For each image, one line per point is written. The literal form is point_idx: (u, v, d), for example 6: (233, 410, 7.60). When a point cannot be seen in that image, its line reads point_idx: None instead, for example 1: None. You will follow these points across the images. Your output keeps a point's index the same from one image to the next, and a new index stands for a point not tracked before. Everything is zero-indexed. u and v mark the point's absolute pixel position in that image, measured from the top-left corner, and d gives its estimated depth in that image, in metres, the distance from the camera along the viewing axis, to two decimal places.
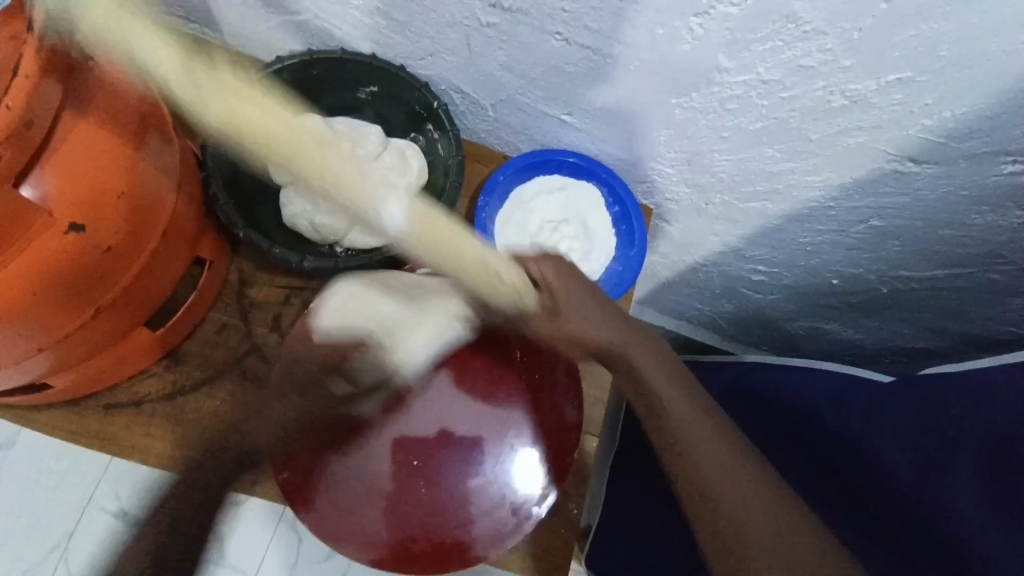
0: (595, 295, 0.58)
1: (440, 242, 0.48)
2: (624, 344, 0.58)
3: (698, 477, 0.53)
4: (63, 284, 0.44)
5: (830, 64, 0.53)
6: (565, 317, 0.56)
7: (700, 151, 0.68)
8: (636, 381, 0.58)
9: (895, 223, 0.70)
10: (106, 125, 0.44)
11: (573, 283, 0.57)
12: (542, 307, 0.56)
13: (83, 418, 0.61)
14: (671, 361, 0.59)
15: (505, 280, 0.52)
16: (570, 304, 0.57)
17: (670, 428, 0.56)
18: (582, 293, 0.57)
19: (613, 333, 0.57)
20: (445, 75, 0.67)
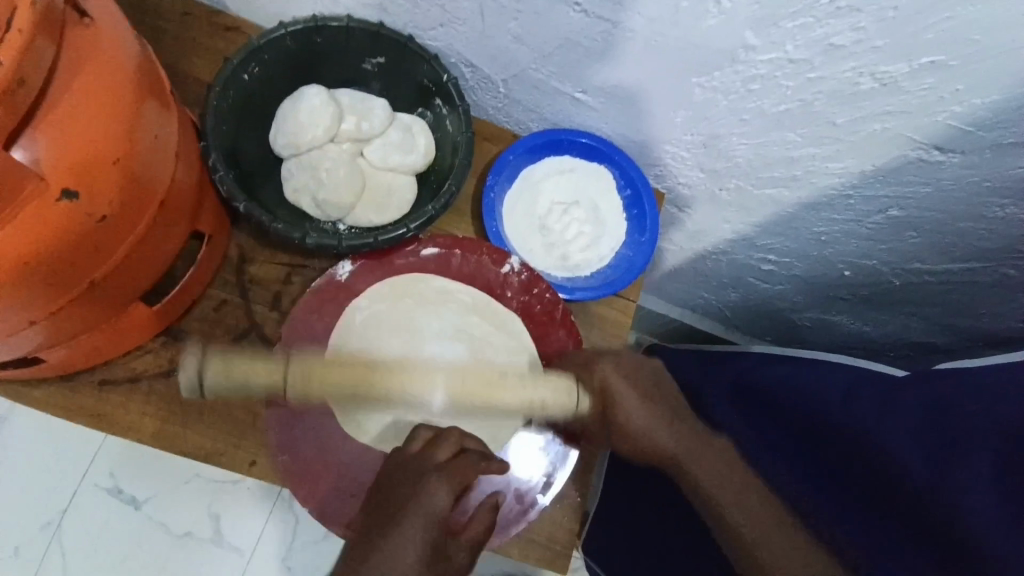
0: (641, 387, 0.61)
1: (479, 393, 0.57)
2: (672, 426, 0.60)
3: (737, 529, 0.56)
4: (59, 254, 0.42)
5: (861, 44, 0.51)
6: (622, 420, 0.59)
7: (719, 133, 0.65)
8: (699, 483, 0.58)
9: (914, 214, 0.68)
10: (104, 88, 0.42)
11: (627, 384, 0.60)
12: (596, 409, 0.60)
13: (77, 395, 0.59)
14: (733, 460, 0.60)
15: (548, 404, 0.57)
16: (620, 399, 0.60)
17: (708, 491, 0.58)
18: (635, 394, 0.60)
19: (680, 438, 0.59)
20: (456, 48, 0.64)
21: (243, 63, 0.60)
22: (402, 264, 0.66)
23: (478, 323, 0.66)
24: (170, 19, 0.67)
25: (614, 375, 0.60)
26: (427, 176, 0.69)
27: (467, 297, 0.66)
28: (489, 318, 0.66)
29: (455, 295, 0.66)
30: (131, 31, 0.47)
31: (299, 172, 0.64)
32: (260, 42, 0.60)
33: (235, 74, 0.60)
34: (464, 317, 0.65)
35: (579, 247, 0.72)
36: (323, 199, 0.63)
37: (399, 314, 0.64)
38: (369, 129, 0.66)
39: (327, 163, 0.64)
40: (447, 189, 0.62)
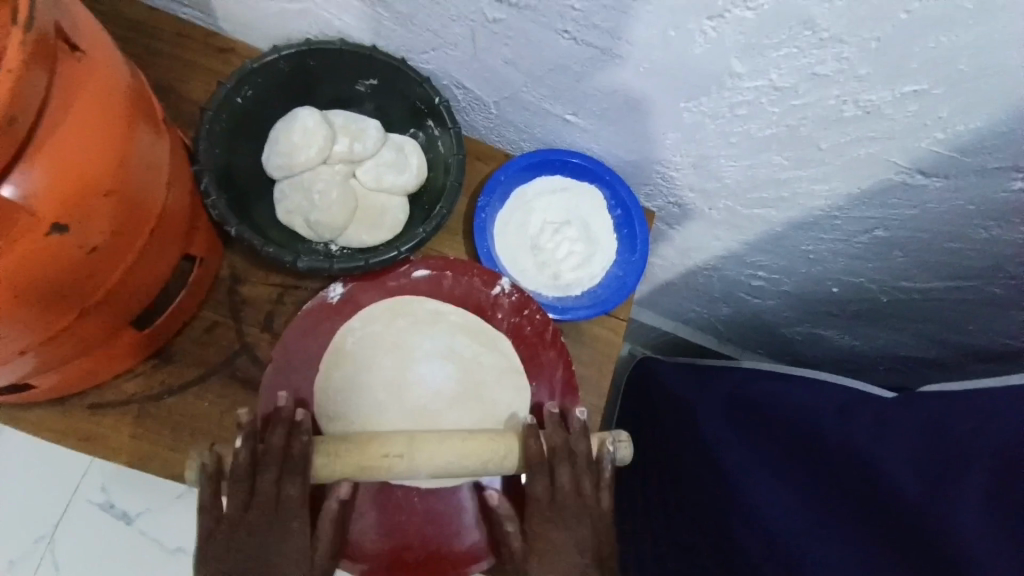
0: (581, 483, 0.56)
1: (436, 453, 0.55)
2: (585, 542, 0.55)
3: None
4: (51, 285, 0.42)
5: (845, 73, 0.52)
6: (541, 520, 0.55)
7: (707, 155, 0.66)
8: None
9: (900, 234, 0.69)
10: (94, 121, 0.42)
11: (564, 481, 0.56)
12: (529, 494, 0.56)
13: (70, 419, 0.60)
14: None
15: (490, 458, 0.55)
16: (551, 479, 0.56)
17: None
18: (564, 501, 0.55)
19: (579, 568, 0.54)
20: (447, 70, 0.65)
21: (236, 87, 0.60)
22: (394, 285, 0.66)
23: (467, 343, 0.66)
24: (163, 40, 0.67)
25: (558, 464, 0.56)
26: (419, 196, 0.69)
27: (461, 321, 0.66)
28: (480, 343, 0.66)
29: (445, 316, 0.66)
30: (122, 58, 0.47)
31: (291, 193, 0.65)
32: (253, 65, 0.60)
33: (228, 98, 0.60)
34: (456, 336, 0.66)
35: (570, 266, 0.72)
36: (315, 220, 0.63)
37: (392, 336, 0.65)
38: (361, 150, 0.66)
39: (319, 184, 0.65)
40: (439, 211, 0.62)
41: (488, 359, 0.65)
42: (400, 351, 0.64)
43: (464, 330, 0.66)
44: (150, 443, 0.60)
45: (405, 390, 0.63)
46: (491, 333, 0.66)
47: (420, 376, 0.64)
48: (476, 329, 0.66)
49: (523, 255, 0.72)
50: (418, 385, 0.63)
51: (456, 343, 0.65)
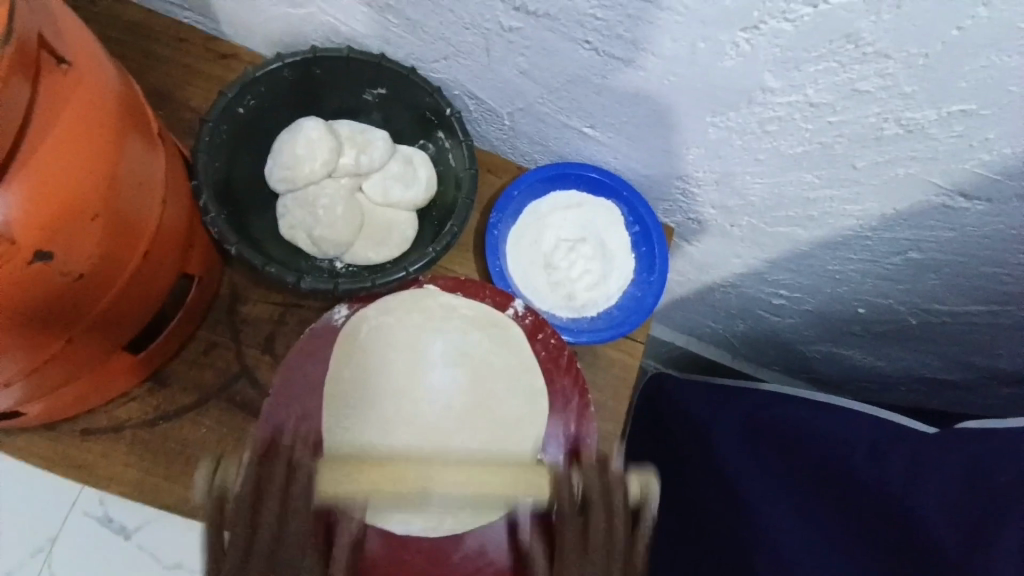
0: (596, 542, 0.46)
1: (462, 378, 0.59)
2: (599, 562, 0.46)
3: None
4: (32, 315, 0.40)
5: (889, 89, 0.48)
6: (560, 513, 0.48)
7: (732, 172, 0.63)
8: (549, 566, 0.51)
9: (935, 257, 0.65)
10: (79, 138, 0.39)
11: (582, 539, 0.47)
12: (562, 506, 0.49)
13: (60, 445, 0.57)
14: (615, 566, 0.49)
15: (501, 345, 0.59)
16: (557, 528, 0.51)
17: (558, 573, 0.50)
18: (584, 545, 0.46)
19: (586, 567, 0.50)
20: (460, 81, 0.62)
21: (238, 96, 0.57)
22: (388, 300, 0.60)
23: (473, 337, 0.60)
24: (164, 48, 0.65)
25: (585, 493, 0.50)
26: (428, 210, 0.66)
27: (462, 321, 0.60)
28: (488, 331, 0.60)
29: (457, 310, 0.60)
30: (115, 71, 0.44)
31: (294, 207, 0.62)
32: (257, 74, 0.58)
33: (230, 108, 0.57)
34: (455, 342, 0.60)
35: (585, 284, 0.69)
36: (320, 236, 0.60)
37: (403, 333, 0.59)
38: (368, 162, 0.63)
39: (324, 198, 0.62)
40: (449, 229, 0.59)
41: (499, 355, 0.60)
42: (409, 349, 0.59)
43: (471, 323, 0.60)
44: (143, 472, 0.57)
45: (409, 400, 0.58)
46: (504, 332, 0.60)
47: (427, 384, 0.58)
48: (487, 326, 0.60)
49: (524, 247, 0.69)
50: (425, 395, 0.58)
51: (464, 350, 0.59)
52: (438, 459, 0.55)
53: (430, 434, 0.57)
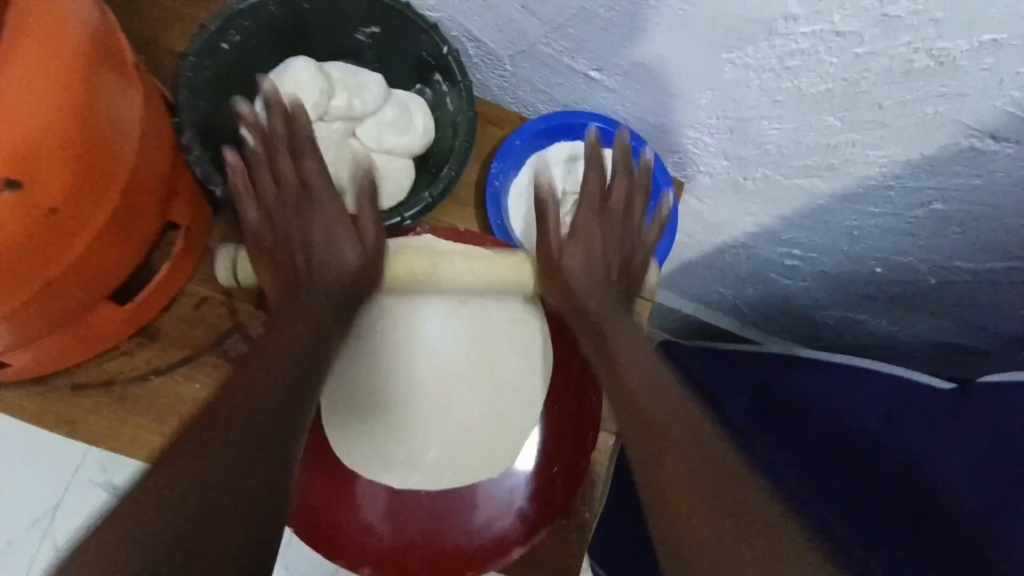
0: (597, 245, 0.59)
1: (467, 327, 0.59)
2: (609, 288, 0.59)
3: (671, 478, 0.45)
4: (4, 252, 0.37)
5: (920, 15, 0.45)
6: (573, 244, 0.59)
7: (746, 117, 0.59)
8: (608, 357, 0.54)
9: (960, 209, 0.62)
10: (47, 59, 0.36)
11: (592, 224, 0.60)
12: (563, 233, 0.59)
13: (48, 401, 0.56)
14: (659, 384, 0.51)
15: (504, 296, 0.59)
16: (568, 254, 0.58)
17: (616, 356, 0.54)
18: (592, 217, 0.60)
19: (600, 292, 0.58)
20: (459, 20, 0.59)
21: (223, 32, 0.54)
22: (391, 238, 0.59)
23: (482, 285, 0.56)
24: None
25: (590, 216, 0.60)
26: (426, 160, 0.63)
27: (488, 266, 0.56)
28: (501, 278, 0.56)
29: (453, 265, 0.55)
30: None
31: None
32: (240, 8, 0.54)
33: (214, 44, 0.54)
34: (460, 300, 0.59)
35: None
36: None
37: (400, 286, 0.58)
38: (362, 106, 0.60)
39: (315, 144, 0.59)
40: (445, 175, 0.56)
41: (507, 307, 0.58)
42: (408, 302, 0.58)
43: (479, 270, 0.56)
44: (134, 428, 0.56)
45: (410, 353, 0.58)
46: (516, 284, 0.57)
47: (432, 339, 0.58)
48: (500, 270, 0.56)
49: (528, 200, 0.66)
50: (426, 349, 0.58)
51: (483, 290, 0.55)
52: (449, 395, 0.58)
53: (432, 388, 0.58)
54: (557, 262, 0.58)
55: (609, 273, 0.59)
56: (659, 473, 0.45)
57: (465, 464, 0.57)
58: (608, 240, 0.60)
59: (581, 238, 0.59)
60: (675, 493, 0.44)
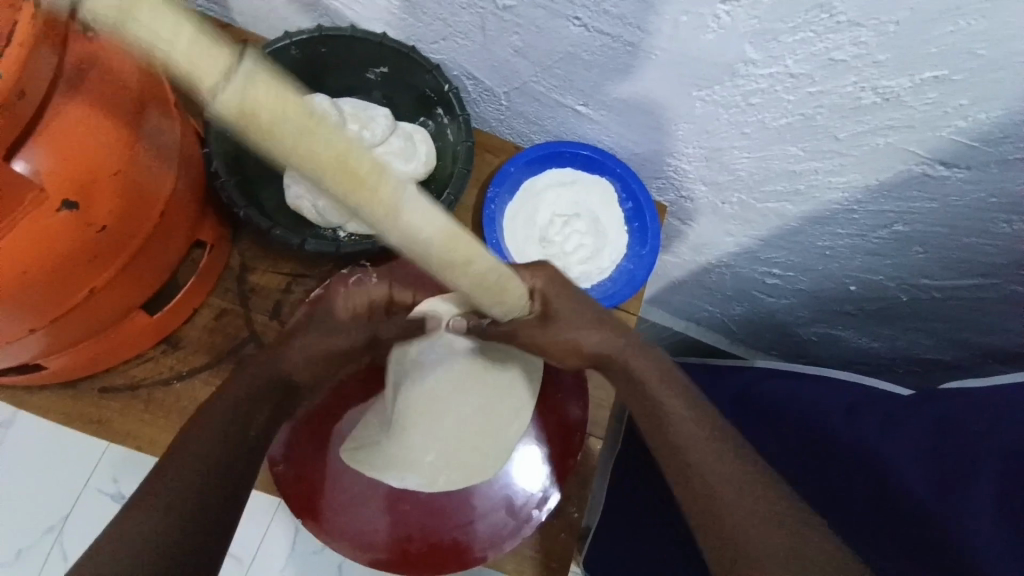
0: (594, 309, 0.55)
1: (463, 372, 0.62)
2: (626, 340, 0.55)
3: (681, 455, 0.50)
4: (56, 264, 0.43)
5: (863, 58, 0.50)
6: (554, 323, 0.53)
7: (720, 147, 0.65)
8: (595, 358, 0.55)
9: (919, 229, 0.67)
10: (101, 99, 0.42)
11: (560, 286, 0.53)
12: (533, 314, 0.52)
13: (80, 402, 0.61)
14: (667, 363, 0.55)
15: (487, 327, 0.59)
16: (565, 326, 0.53)
17: (623, 366, 0.54)
18: (572, 297, 0.54)
19: (603, 335, 0.54)
20: (458, 61, 0.65)
21: None
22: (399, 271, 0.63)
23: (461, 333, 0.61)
24: None
25: (548, 282, 0.53)
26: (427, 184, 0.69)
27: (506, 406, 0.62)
28: (459, 258, 0.38)
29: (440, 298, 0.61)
30: None
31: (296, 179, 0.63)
32: (264, 51, 0.61)
33: None
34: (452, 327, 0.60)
35: (579, 258, 0.72)
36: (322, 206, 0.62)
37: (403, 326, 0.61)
38: (370, 137, 0.65)
39: None
40: (445, 198, 0.61)
41: (481, 287, 0.42)
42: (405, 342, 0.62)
43: (320, 121, 0.30)
44: (156, 427, 0.61)
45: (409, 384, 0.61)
46: (445, 223, 0.36)
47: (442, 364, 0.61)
48: (494, 284, 0.43)
49: (523, 217, 0.72)
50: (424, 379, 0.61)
51: (430, 242, 0.35)
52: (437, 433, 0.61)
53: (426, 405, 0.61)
54: (541, 350, 0.55)
55: (610, 333, 0.55)
56: (681, 460, 0.50)
57: (457, 469, 0.60)
58: (591, 304, 0.54)
59: (557, 290, 0.53)
60: (713, 483, 0.49)
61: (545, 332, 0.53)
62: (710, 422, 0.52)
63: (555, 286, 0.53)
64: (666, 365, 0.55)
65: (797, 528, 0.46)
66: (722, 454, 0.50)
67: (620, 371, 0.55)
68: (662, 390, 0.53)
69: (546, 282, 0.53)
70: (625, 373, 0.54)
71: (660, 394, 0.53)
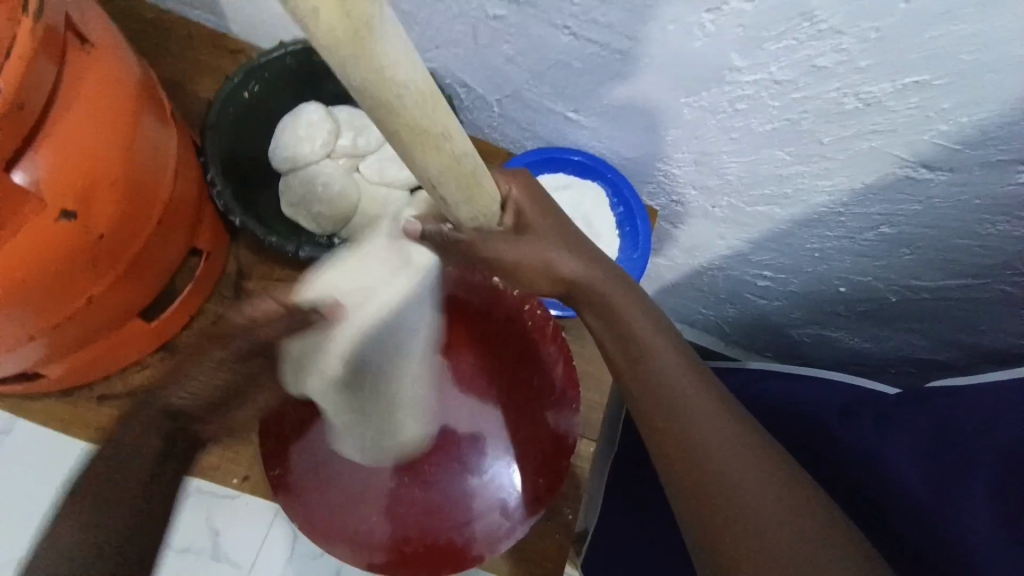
0: (562, 221, 0.53)
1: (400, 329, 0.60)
2: (595, 257, 0.54)
3: (686, 448, 0.49)
4: (56, 271, 0.44)
5: (846, 65, 0.52)
6: (525, 237, 0.51)
7: (708, 152, 0.66)
8: (562, 279, 0.54)
9: (906, 230, 0.69)
10: (99, 108, 0.43)
11: (536, 200, 0.52)
12: (504, 225, 0.50)
13: (78, 408, 0.62)
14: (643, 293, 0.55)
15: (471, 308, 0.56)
16: (536, 241, 0.51)
17: (590, 288, 0.54)
18: (547, 211, 0.52)
19: (575, 254, 0.53)
20: (451, 69, 0.66)
21: (244, 81, 0.62)
22: None
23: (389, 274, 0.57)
24: (177, 46, 0.70)
25: (524, 195, 0.51)
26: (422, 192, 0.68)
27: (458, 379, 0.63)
28: (440, 126, 0.34)
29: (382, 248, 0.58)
30: (132, 53, 0.48)
31: (293, 184, 0.65)
32: (260, 60, 0.62)
33: (236, 91, 0.62)
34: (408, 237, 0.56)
35: None
36: (318, 212, 0.65)
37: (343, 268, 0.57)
38: (365, 144, 0.67)
39: (321, 177, 0.65)
40: None
41: (454, 185, 0.39)
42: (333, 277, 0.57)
43: None
44: None
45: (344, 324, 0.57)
46: (427, 79, 0.31)
47: (393, 282, 0.57)
48: (471, 175, 0.39)
49: None
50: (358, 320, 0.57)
51: (411, 98, 0.31)
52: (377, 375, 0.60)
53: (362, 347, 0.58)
54: (511, 267, 0.53)
55: (577, 247, 0.53)
56: (689, 452, 0.49)
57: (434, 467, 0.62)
58: (559, 217, 0.53)
59: (530, 203, 0.51)
60: (718, 476, 0.48)
61: (517, 245, 0.51)
62: (717, 410, 0.50)
63: (529, 196, 0.51)
64: (633, 289, 0.54)
65: (801, 521, 0.46)
66: (740, 454, 0.48)
67: (605, 324, 0.54)
68: (642, 333, 0.53)
69: (522, 191, 0.51)
70: (592, 296, 0.54)
71: (659, 368, 0.52)
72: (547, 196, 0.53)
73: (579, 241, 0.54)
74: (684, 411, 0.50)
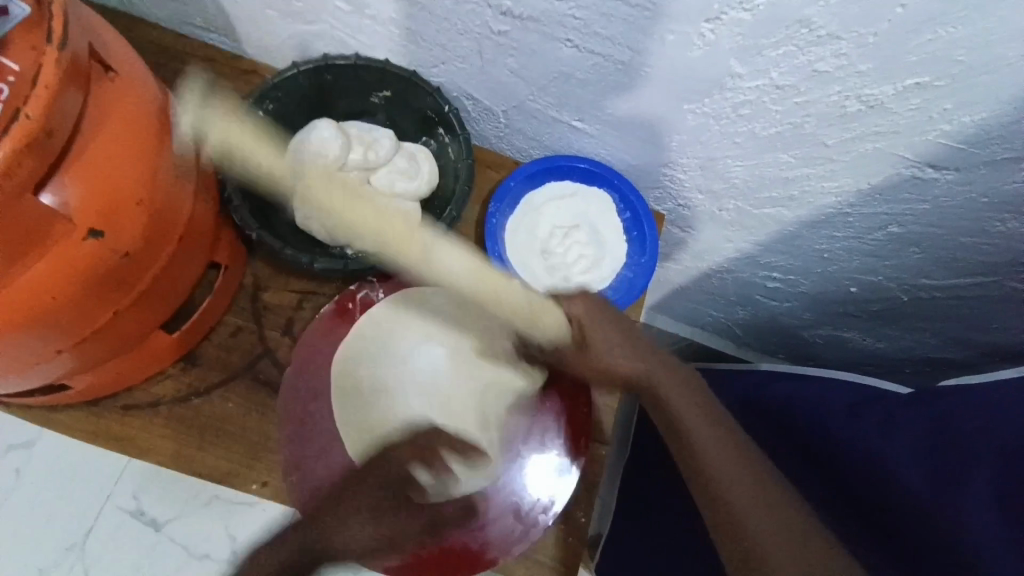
0: (623, 330, 0.62)
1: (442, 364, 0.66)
2: (651, 355, 0.62)
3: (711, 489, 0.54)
4: (83, 289, 0.46)
5: (845, 69, 0.52)
6: (589, 349, 0.61)
7: (713, 157, 0.67)
8: (619, 376, 0.62)
9: (913, 230, 0.69)
10: (124, 134, 0.45)
11: (600, 319, 0.62)
12: (570, 339, 0.61)
13: (103, 419, 0.64)
14: (697, 382, 0.61)
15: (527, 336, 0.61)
16: (598, 352, 0.61)
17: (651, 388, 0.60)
18: (609, 327, 0.61)
19: (634, 358, 0.61)
20: (457, 83, 0.68)
21: (257, 101, 0.64)
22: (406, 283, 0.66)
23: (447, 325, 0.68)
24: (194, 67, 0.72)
25: (586, 313, 0.62)
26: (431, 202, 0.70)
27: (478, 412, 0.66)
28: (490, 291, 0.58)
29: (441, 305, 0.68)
30: (155, 79, 0.51)
31: None
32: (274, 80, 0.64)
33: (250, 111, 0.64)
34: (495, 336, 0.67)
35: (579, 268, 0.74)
36: None
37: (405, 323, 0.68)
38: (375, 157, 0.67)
39: None
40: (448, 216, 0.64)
41: (517, 319, 0.59)
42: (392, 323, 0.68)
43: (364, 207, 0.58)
44: (177, 442, 0.64)
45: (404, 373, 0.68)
46: (469, 263, 0.57)
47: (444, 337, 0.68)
48: (528, 311, 0.59)
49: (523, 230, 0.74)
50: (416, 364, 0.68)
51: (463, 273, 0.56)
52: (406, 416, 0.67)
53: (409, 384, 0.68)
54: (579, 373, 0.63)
55: (638, 350, 0.62)
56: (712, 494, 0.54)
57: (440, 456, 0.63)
58: (621, 333, 0.62)
59: (597, 320, 0.61)
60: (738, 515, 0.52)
61: (585, 357, 0.61)
62: (744, 459, 0.54)
63: (598, 318, 0.62)
64: (689, 379, 0.61)
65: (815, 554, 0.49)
66: (758, 493, 0.53)
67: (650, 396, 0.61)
68: (677, 396, 0.59)
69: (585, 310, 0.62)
70: (654, 392, 0.60)
71: (688, 424, 0.57)
72: (610, 312, 0.63)
73: (642, 350, 0.62)
74: (696, 454, 0.56)
